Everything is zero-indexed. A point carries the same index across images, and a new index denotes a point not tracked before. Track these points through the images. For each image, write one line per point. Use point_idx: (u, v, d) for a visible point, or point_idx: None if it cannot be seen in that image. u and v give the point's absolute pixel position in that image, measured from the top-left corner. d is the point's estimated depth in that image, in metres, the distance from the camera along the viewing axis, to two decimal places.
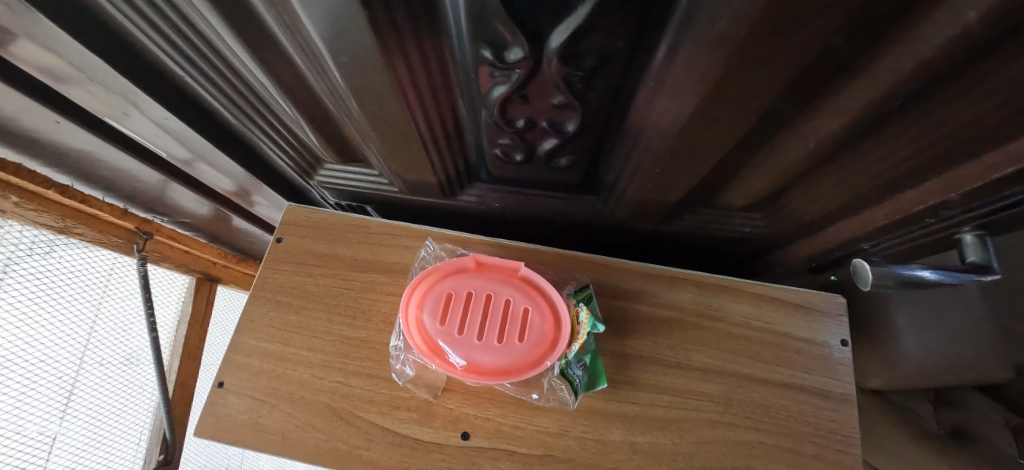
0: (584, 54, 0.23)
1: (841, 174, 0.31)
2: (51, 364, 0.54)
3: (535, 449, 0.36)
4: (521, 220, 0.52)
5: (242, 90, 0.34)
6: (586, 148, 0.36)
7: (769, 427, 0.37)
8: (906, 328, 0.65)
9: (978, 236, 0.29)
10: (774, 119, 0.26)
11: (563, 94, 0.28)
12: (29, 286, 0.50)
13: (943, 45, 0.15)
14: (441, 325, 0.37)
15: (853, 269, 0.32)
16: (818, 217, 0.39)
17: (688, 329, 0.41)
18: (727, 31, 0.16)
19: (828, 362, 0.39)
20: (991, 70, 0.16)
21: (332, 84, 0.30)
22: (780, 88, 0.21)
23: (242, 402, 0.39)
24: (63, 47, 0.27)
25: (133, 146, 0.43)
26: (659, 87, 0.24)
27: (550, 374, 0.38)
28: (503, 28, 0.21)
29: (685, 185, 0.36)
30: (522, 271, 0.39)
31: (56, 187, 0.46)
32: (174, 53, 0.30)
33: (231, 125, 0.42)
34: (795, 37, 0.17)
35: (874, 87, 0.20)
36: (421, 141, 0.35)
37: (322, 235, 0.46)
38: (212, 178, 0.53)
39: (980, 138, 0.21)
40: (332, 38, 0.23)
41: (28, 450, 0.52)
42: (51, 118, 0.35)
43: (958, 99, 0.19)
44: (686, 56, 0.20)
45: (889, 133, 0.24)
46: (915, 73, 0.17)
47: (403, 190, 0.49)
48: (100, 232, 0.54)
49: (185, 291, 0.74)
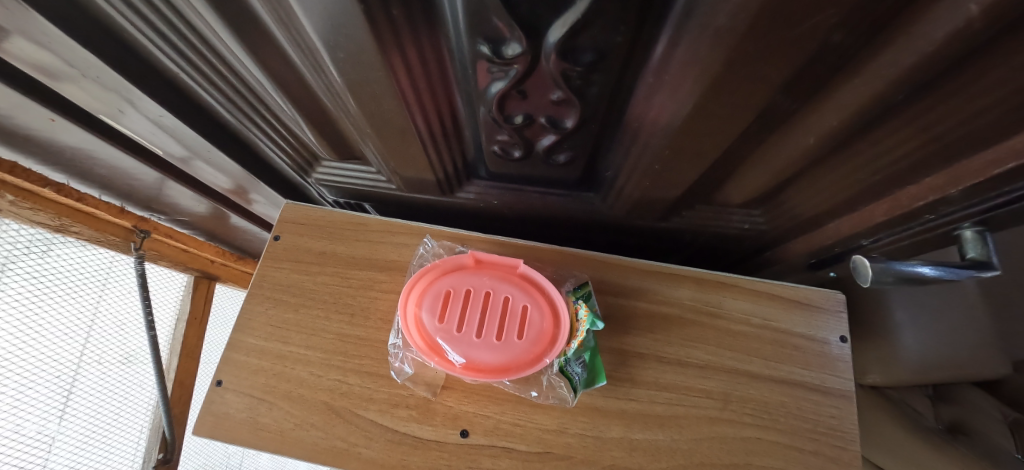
0: (583, 49, 0.23)
1: (841, 170, 0.31)
2: (50, 363, 0.54)
3: (534, 447, 0.36)
4: (520, 218, 0.52)
5: (239, 88, 0.34)
6: (585, 144, 0.36)
7: (768, 423, 0.37)
8: (906, 325, 0.65)
9: (978, 232, 0.29)
10: (776, 115, 0.26)
11: (562, 90, 0.27)
12: (27, 285, 0.51)
13: (945, 39, 0.14)
14: (440, 323, 0.37)
15: (853, 266, 0.32)
16: (817, 214, 0.39)
17: (687, 326, 0.41)
18: (727, 25, 0.16)
19: (827, 358, 0.39)
20: (992, 65, 0.16)
21: (328, 81, 0.29)
22: (780, 83, 0.21)
23: (241, 400, 0.39)
24: (57, 43, 0.26)
25: (129, 144, 0.43)
26: (658, 83, 0.24)
27: (549, 371, 0.38)
28: (500, 22, 0.21)
29: (685, 182, 0.36)
30: (521, 268, 0.39)
31: (52, 186, 0.44)
32: (168, 49, 0.29)
33: (227, 123, 0.42)
34: (796, 31, 0.16)
35: (875, 83, 0.19)
36: (419, 138, 0.35)
37: (321, 232, 0.46)
38: (209, 177, 0.53)
39: (981, 134, 0.21)
40: (328, 34, 0.22)
41: (27, 449, 0.53)
42: (46, 115, 0.34)
43: (956, 95, 0.19)
44: (684, 52, 0.20)
45: (888, 130, 0.24)
46: (918, 67, 0.17)
47: (401, 188, 0.49)
48: (96, 230, 0.53)
49: (184, 290, 0.74)
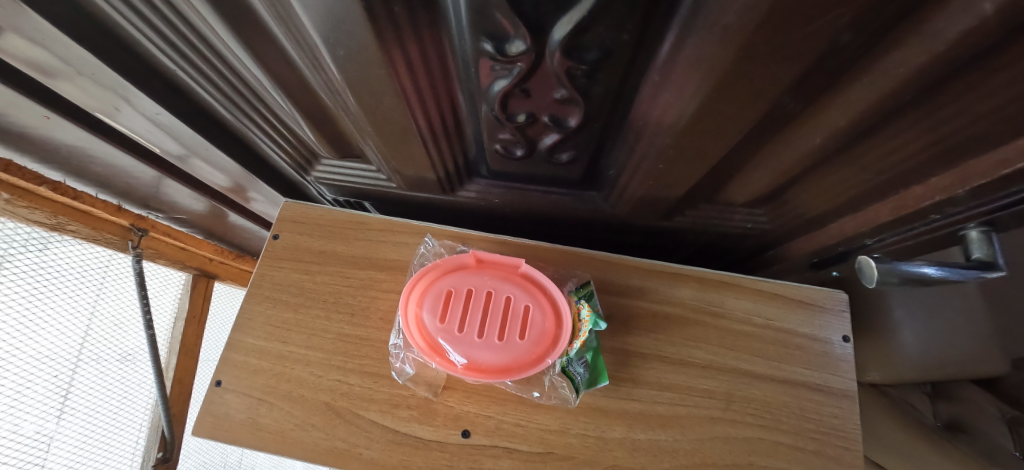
0: (587, 47, 0.22)
1: (847, 169, 0.31)
2: (49, 363, 0.53)
3: (535, 447, 0.36)
4: (520, 217, 0.52)
5: (237, 85, 0.34)
6: (587, 143, 0.36)
7: (770, 423, 0.37)
8: (906, 323, 0.65)
9: (984, 233, 0.28)
10: (782, 114, 0.26)
11: (565, 89, 0.27)
12: (25, 283, 0.50)
13: (958, 37, 0.14)
14: (441, 323, 0.36)
15: (859, 266, 0.31)
16: (820, 213, 0.39)
17: (690, 326, 0.41)
18: (736, 23, 0.16)
19: (829, 358, 0.39)
20: (1004, 65, 0.16)
21: (328, 79, 0.29)
22: (787, 83, 0.21)
23: (241, 401, 0.39)
24: (52, 41, 0.26)
25: (124, 141, 0.42)
26: (663, 81, 0.24)
27: (551, 372, 0.38)
28: (503, 19, 0.21)
29: (688, 180, 0.35)
30: (522, 267, 0.39)
31: (46, 183, 0.43)
32: (164, 46, 0.29)
33: (225, 119, 0.41)
34: (807, 29, 0.16)
35: (885, 82, 0.19)
36: (420, 136, 0.35)
37: (321, 231, 0.45)
38: (206, 174, 0.53)
39: (989, 134, 0.21)
40: (329, 30, 0.22)
41: (25, 450, 0.52)
42: (41, 113, 0.34)
43: (966, 95, 0.19)
44: (691, 51, 0.19)
45: (893, 129, 0.24)
46: (929, 68, 0.17)
47: (401, 186, 0.48)
48: (94, 228, 0.52)
49: (182, 288, 0.74)
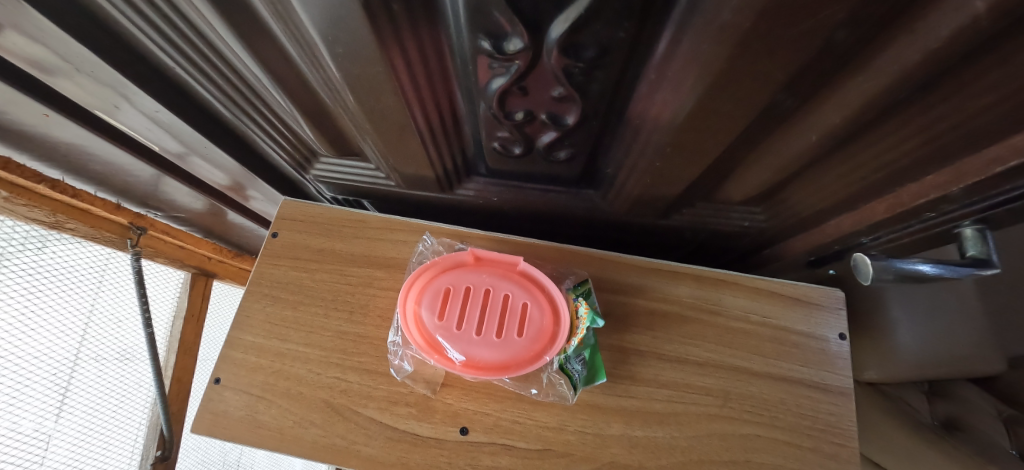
0: (585, 44, 0.22)
1: (843, 167, 0.31)
2: (48, 361, 0.53)
3: (534, 444, 0.37)
4: (519, 215, 0.52)
5: (236, 83, 0.34)
6: (586, 141, 0.36)
7: (767, 420, 0.37)
8: (903, 322, 0.66)
9: (979, 230, 0.28)
10: (777, 112, 0.26)
11: (563, 86, 0.27)
12: (24, 281, 0.50)
13: (950, 35, 0.14)
14: (439, 321, 0.37)
15: (853, 264, 0.32)
16: (817, 211, 0.39)
17: (687, 323, 0.41)
18: (731, 21, 0.16)
19: (826, 356, 0.39)
20: (996, 62, 0.16)
21: (327, 77, 0.29)
22: (783, 81, 0.21)
23: (240, 398, 0.39)
24: (52, 39, 0.26)
25: (124, 140, 0.43)
26: (659, 79, 0.24)
27: (549, 369, 0.38)
28: (501, 17, 0.21)
29: (686, 178, 0.36)
30: (521, 265, 0.39)
31: (46, 181, 0.43)
32: (164, 44, 0.29)
33: (223, 117, 0.41)
34: (801, 27, 0.16)
35: (879, 80, 0.19)
36: (418, 134, 0.35)
37: (320, 229, 0.46)
38: (204, 172, 0.53)
39: (982, 131, 0.21)
40: (327, 27, 0.22)
41: (25, 447, 0.51)
42: (40, 111, 0.34)
43: (959, 93, 0.19)
44: (687, 49, 0.20)
45: (888, 127, 0.24)
46: (921, 65, 0.17)
47: (399, 184, 0.48)
48: (92, 227, 0.52)
49: (180, 287, 0.74)
